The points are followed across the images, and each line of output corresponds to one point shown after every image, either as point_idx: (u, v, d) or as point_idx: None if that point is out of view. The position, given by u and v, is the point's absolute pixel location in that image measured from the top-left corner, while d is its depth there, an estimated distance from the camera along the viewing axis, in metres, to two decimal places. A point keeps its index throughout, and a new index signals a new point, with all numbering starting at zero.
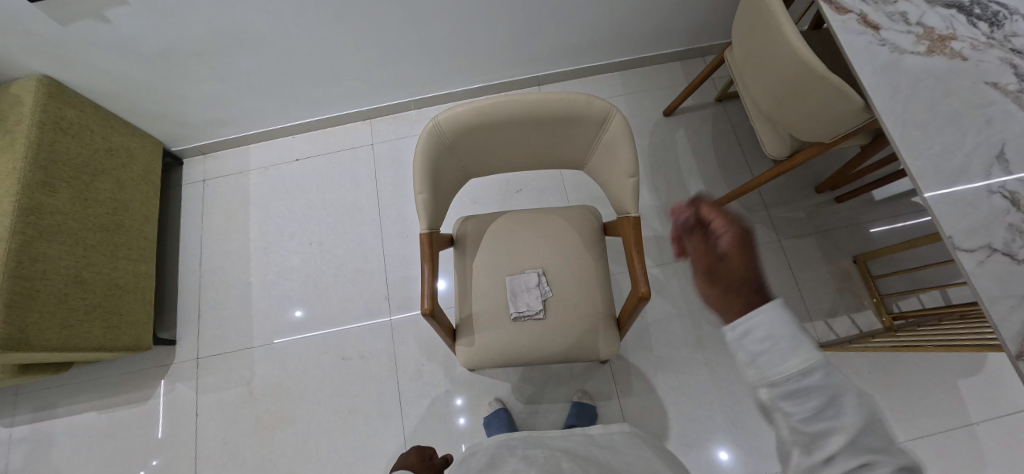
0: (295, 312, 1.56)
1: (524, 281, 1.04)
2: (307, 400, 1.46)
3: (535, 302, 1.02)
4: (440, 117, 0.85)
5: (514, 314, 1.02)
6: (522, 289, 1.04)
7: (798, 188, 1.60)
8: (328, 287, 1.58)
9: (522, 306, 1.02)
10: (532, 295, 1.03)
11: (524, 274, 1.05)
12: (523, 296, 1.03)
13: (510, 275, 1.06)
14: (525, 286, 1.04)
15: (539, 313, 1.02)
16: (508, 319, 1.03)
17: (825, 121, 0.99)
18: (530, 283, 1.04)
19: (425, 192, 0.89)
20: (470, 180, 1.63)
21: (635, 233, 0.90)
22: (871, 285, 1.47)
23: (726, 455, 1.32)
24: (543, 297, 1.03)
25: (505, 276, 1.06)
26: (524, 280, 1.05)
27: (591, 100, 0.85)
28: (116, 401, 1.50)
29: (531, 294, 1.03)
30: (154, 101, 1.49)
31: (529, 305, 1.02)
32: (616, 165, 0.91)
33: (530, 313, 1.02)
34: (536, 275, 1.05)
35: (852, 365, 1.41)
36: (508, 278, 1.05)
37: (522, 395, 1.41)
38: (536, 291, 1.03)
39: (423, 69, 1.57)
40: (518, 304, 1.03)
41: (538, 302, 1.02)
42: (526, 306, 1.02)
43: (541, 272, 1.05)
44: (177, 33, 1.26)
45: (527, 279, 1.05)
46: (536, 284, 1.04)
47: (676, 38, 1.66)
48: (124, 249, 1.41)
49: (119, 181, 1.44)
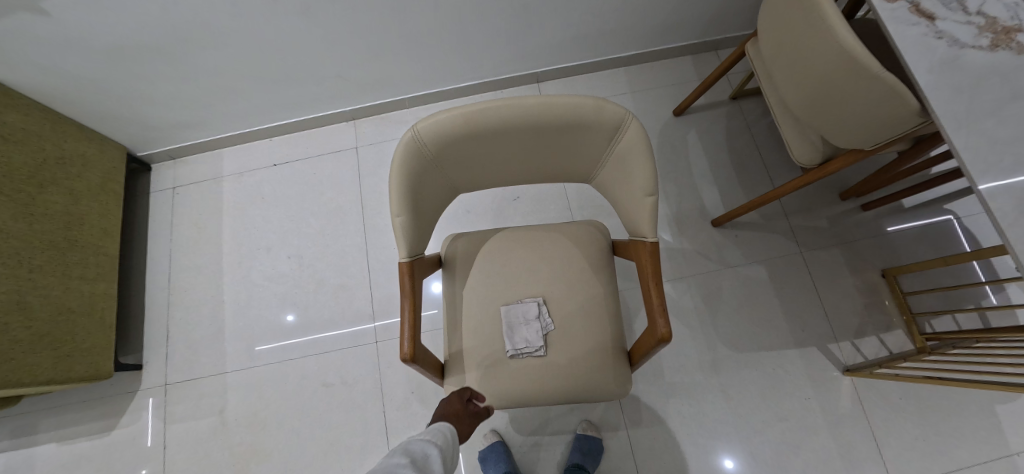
0: (290, 315, 1.45)
1: (522, 313, 0.91)
2: (285, 431, 1.33)
3: (534, 338, 0.89)
4: (420, 126, 0.71)
5: (511, 351, 0.89)
6: (520, 322, 0.91)
7: (821, 194, 1.47)
8: (309, 305, 1.45)
9: (520, 342, 0.89)
10: (531, 329, 0.90)
11: (521, 304, 0.92)
12: (521, 330, 0.90)
13: (506, 306, 0.92)
14: (523, 318, 0.91)
15: (539, 351, 0.89)
16: (504, 356, 0.90)
17: (869, 128, 0.86)
18: (529, 315, 0.91)
19: (404, 215, 0.75)
20: (457, 197, 1.47)
21: (653, 262, 0.77)
22: (903, 303, 1.34)
23: (732, 464, 1.24)
24: (543, 331, 0.90)
25: (501, 306, 0.93)
26: (523, 311, 0.92)
27: (602, 104, 0.71)
28: (78, 432, 1.37)
29: (530, 327, 0.90)
30: (111, 103, 1.34)
31: (528, 341, 0.89)
32: (630, 181, 0.77)
33: (529, 350, 0.89)
34: (536, 305, 0.92)
35: (882, 390, 1.29)
36: (505, 309, 0.92)
37: (521, 426, 1.28)
38: (536, 324, 0.91)
39: (410, 65, 1.43)
40: (516, 340, 0.90)
41: (538, 338, 0.89)
42: (524, 342, 0.89)
43: (541, 301, 0.92)
44: (128, 26, 1.11)
45: (526, 311, 0.92)
46: (536, 316, 0.91)
47: (687, 30, 1.52)
48: (79, 268, 1.27)
49: (74, 192, 1.29)
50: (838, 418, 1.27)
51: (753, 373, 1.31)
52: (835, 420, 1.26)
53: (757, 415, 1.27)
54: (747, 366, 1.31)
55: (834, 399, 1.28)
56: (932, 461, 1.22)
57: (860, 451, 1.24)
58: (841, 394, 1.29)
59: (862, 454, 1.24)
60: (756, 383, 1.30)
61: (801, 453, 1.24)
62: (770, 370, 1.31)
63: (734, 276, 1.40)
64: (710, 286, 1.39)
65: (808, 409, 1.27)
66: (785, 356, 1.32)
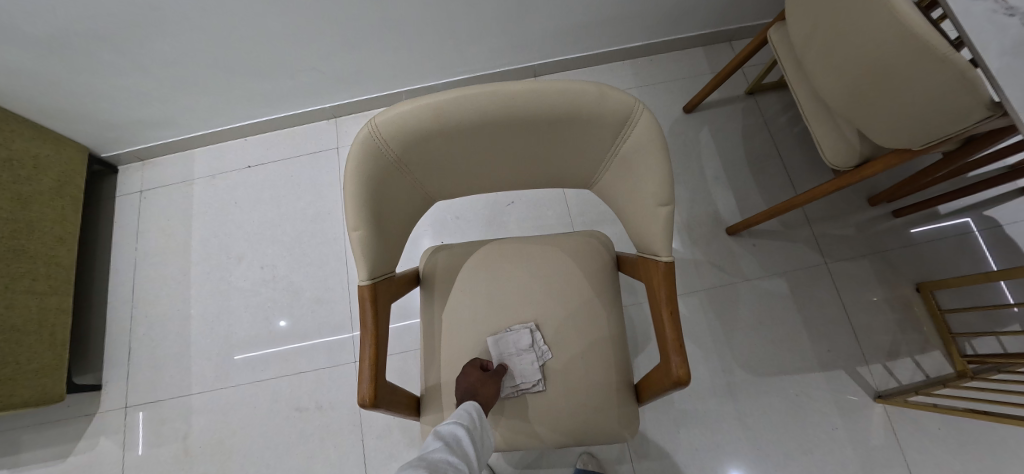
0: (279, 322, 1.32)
1: (515, 342, 0.78)
2: (254, 461, 1.21)
3: (532, 373, 0.76)
4: (381, 118, 0.58)
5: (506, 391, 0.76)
6: (512, 353, 0.78)
7: (847, 200, 1.33)
8: (281, 321, 1.32)
9: (515, 380, 0.76)
10: (526, 362, 0.77)
11: (511, 332, 0.79)
12: (514, 364, 0.77)
13: (494, 336, 0.79)
14: (515, 349, 0.78)
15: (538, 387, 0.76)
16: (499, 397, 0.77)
17: (924, 123, 0.72)
18: (523, 344, 0.78)
19: (363, 228, 0.62)
20: (436, 204, 1.33)
21: (665, 285, 0.64)
22: (941, 321, 1.20)
23: None
24: (541, 363, 0.77)
25: (488, 336, 0.79)
26: (514, 339, 0.78)
27: (605, 91, 0.58)
28: (30, 459, 1.25)
29: (525, 359, 0.77)
30: (65, 99, 1.22)
31: (523, 377, 0.76)
32: (639, 187, 0.64)
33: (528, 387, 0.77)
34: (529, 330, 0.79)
35: (920, 420, 1.14)
36: (493, 339, 0.78)
37: (514, 458, 1.15)
38: (532, 355, 0.77)
39: (392, 57, 1.30)
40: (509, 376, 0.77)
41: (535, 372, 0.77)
42: (521, 378, 0.76)
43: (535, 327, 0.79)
44: (69, 11, 0.99)
45: (519, 338, 0.78)
46: (531, 345, 0.78)
47: (699, 19, 1.38)
48: (25, 281, 1.15)
49: (21, 197, 1.17)
50: (869, 452, 1.12)
51: (773, 400, 1.17)
52: (867, 454, 1.12)
53: (778, 447, 1.13)
54: (766, 391, 1.18)
55: (865, 429, 1.14)
56: None
57: None
58: (873, 424, 1.14)
59: None
60: (777, 410, 1.16)
61: None
62: (793, 396, 1.17)
63: (751, 290, 1.26)
64: (724, 301, 1.25)
65: (836, 441, 1.13)
66: (808, 380, 1.18)
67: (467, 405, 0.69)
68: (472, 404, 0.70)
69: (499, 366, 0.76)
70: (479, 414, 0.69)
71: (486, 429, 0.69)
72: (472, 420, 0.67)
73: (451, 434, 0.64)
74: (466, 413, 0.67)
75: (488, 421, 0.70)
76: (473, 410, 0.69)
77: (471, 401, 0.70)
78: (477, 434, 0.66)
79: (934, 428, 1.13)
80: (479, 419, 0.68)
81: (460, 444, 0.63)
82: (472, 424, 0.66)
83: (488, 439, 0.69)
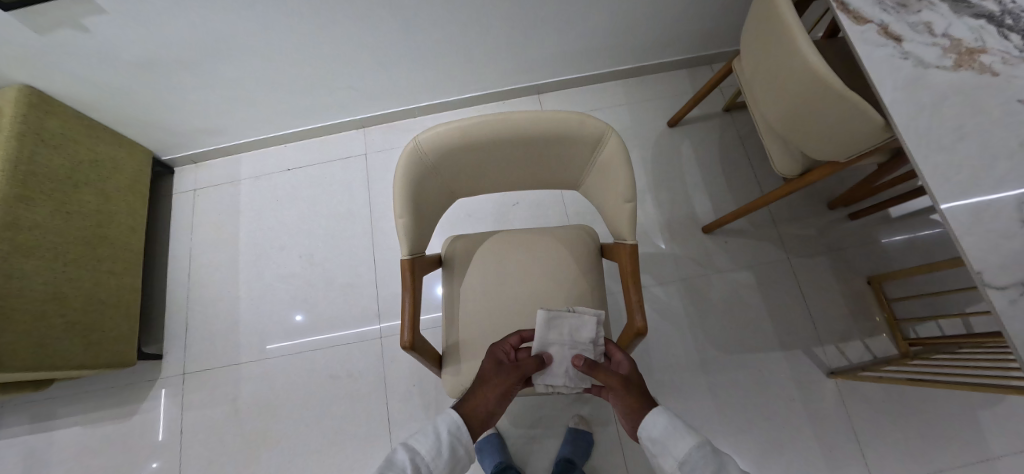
0: (296, 316, 1.53)
1: (572, 327, 0.82)
2: (293, 420, 1.41)
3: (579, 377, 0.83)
4: (421, 137, 0.79)
5: (540, 385, 0.83)
6: (563, 340, 0.82)
7: (809, 203, 1.52)
8: (298, 316, 1.52)
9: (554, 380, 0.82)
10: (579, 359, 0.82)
11: (564, 323, 0.82)
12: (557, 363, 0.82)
13: (548, 318, 0.81)
14: (569, 337, 0.82)
15: (576, 393, 0.83)
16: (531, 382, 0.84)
17: (839, 140, 0.93)
18: (580, 337, 0.82)
19: (406, 216, 0.83)
20: (459, 198, 1.56)
21: (631, 262, 0.85)
22: (887, 309, 1.39)
23: None
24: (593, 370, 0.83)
25: (540, 310, 0.81)
26: (571, 324, 0.82)
27: (585, 118, 0.79)
28: (102, 416, 1.46)
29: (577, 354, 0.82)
30: (141, 110, 1.45)
31: (563, 380, 0.82)
32: (612, 188, 0.85)
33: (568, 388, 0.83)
34: (589, 323, 0.83)
35: (866, 393, 1.33)
36: (544, 316, 0.81)
37: (516, 420, 1.34)
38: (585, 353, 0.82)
39: (416, 77, 1.52)
40: (551, 369, 0.82)
41: (583, 377, 0.83)
42: (567, 377, 0.82)
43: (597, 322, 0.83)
44: (158, 41, 1.21)
45: (579, 326, 0.82)
46: (589, 341, 0.82)
47: (682, 45, 1.59)
48: (108, 262, 1.36)
49: (104, 192, 1.39)
50: (822, 419, 1.31)
51: (739, 375, 1.36)
52: (819, 420, 1.31)
53: (742, 414, 1.32)
54: (734, 367, 1.37)
55: (818, 400, 1.33)
56: (915, 463, 1.25)
57: (844, 452, 1.28)
58: (825, 395, 1.33)
59: (846, 455, 1.27)
60: (743, 383, 1.35)
61: (785, 451, 1.28)
62: (757, 372, 1.36)
63: (722, 281, 1.45)
64: (698, 290, 1.45)
65: (792, 409, 1.32)
66: (771, 358, 1.37)
67: (436, 426, 0.75)
68: (443, 428, 0.75)
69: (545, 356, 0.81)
70: (449, 438, 0.75)
71: (451, 459, 0.74)
72: (432, 450, 0.72)
73: (401, 460, 0.70)
74: (428, 441, 0.73)
75: (463, 443, 0.76)
76: (441, 435, 0.74)
77: (448, 418, 0.76)
78: (434, 464, 0.72)
79: (877, 399, 1.32)
80: (443, 448, 0.73)
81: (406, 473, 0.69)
82: (428, 454, 0.72)
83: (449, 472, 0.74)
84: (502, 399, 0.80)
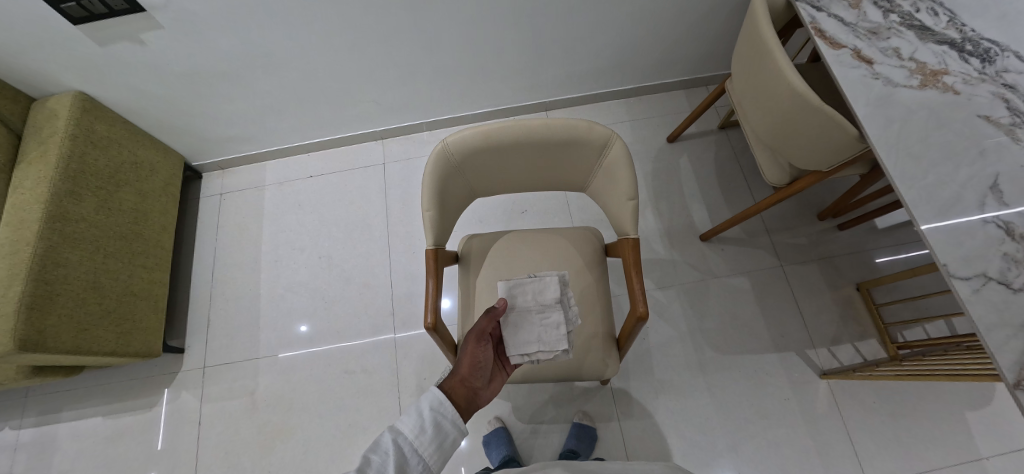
0: (301, 326, 1.59)
1: (533, 292, 0.92)
2: (307, 413, 1.47)
3: (553, 338, 0.89)
4: (449, 139, 0.90)
5: (517, 357, 0.88)
6: (529, 304, 0.91)
7: (801, 215, 1.62)
8: (303, 326, 1.59)
9: (532, 348, 0.88)
10: (547, 321, 0.90)
11: (528, 287, 0.92)
12: (528, 329, 0.89)
13: (508, 284, 0.92)
14: (534, 301, 0.92)
15: (554, 355, 0.88)
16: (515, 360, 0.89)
17: (820, 149, 1.03)
18: (544, 299, 0.92)
19: (433, 209, 0.94)
20: (477, 200, 1.66)
21: (633, 253, 0.94)
22: (876, 314, 1.46)
23: None
24: (565, 329, 0.90)
25: (501, 282, 0.92)
26: (531, 289, 0.92)
27: (593, 125, 0.90)
28: (122, 408, 1.51)
29: (545, 316, 0.90)
30: (180, 118, 1.56)
31: (539, 344, 0.88)
32: (617, 188, 0.95)
33: (544, 352, 0.88)
34: (550, 285, 0.93)
35: (858, 394, 1.39)
36: (506, 286, 0.92)
37: (523, 415, 1.41)
38: (553, 312, 0.90)
39: (436, 92, 1.64)
40: (523, 339, 0.89)
41: (557, 338, 0.89)
42: (539, 341, 0.89)
43: (556, 283, 0.93)
44: (205, 55, 1.33)
45: (540, 289, 0.92)
46: (552, 299, 0.91)
47: (681, 68, 1.72)
48: (141, 257, 1.45)
49: (142, 192, 1.49)
50: (816, 418, 1.36)
51: (736, 375, 1.42)
52: (813, 419, 1.36)
53: (738, 412, 1.38)
54: (729, 367, 1.44)
55: (812, 399, 1.39)
56: (907, 461, 1.30)
57: (837, 449, 1.33)
58: (818, 395, 1.39)
59: (839, 452, 1.32)
60: (739, 382, 1.41)
61: (780, 448, 1.33)
62: (752, 372, 1.43)
63: (719, 285, 1.54)
64: (696, 294, 1.53)
65: (787, 409, 1.37)
66: (765, 359, 1.44)
67: (419, 405, 0.70)
68: (425, 406, 0.70)
69: (498, 302, 0.89)
70: (433, 415, 0.70)
71: (438, 438, 0.68)
72: (415, 430, 0.67)
73: (384, 444, 0.66)
74: (411, 421, 0.68)
75: (449, 418, 0.70)
76: (424, 414, 0.69)
77: (431, 395, 0.71)
78: (419, 443, 0.67)
79: (868, 399, 1.38)
80: (427, 425, 0.68)
81: (385, 460, 0.64)
82: (412, 434, 0.67)
83: (439, 454, 0.68)
84: (476, 371, 0.83)
